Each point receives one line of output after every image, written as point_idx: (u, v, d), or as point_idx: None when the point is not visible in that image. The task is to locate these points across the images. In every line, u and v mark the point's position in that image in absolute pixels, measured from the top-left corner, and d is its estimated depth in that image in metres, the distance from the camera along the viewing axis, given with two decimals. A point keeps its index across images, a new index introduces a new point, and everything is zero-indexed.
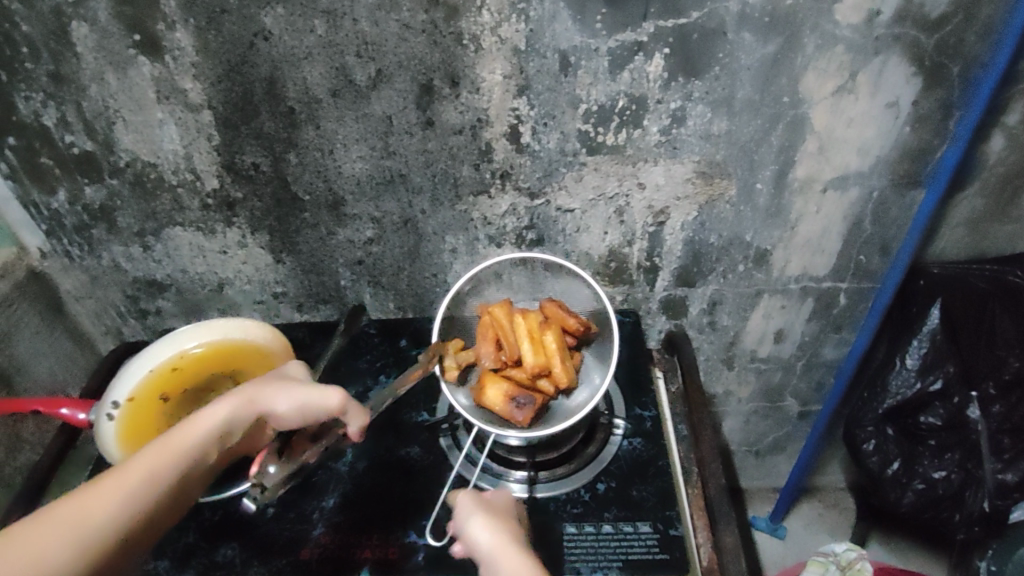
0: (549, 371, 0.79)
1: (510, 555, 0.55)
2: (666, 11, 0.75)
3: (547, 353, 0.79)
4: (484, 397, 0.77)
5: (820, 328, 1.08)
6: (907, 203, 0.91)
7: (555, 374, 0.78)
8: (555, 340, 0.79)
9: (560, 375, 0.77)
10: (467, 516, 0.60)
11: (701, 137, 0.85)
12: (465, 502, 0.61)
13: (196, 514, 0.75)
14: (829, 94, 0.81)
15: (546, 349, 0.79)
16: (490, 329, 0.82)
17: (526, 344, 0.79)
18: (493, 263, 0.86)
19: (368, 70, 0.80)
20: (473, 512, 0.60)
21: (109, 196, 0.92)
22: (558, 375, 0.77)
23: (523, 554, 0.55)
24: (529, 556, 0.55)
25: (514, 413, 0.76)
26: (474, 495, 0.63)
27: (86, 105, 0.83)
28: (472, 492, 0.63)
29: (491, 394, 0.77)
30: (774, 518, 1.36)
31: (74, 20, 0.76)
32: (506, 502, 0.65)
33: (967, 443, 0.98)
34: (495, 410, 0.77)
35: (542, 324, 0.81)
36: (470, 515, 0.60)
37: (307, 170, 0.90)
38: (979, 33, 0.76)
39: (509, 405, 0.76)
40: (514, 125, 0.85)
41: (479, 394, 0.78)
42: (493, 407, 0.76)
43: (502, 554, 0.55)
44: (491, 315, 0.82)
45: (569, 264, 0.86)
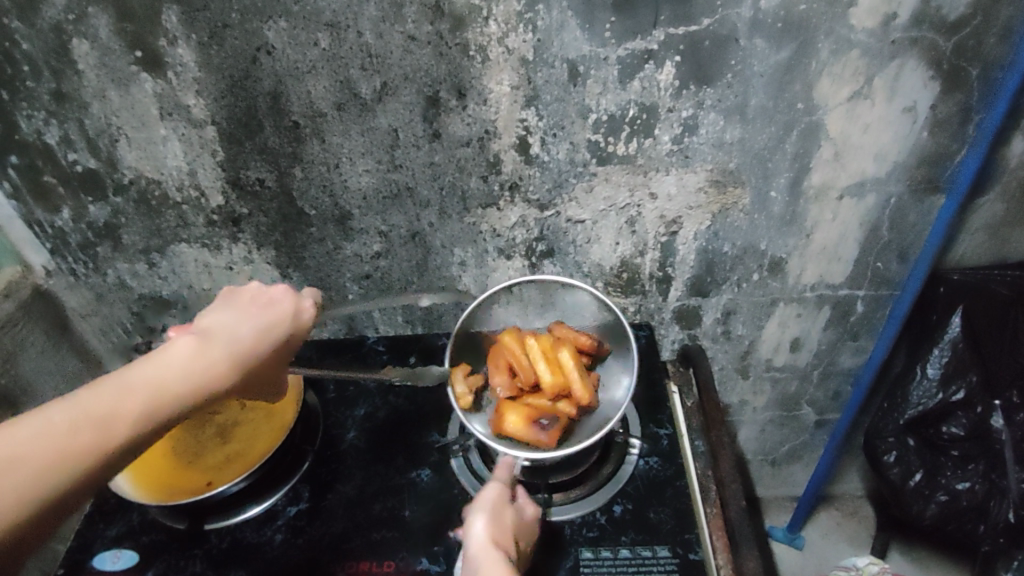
0: (567, 391, 0.77)
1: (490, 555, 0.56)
2: (677, 18, 0.73)
3: (565, 372, 0.77)
4: (502, 422, 0.75)
5: (836, 336, 1.07)
6: (925, 209, 0.89)
7: (575, 394, 0.76)
8: (572, 359, 0.78)
9: (578, 394, 0.76)
10: (478, 511, 0.63)
11: (714, 145, 0.84)
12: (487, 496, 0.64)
13: (203, 541, 0.74)
14: (844, 100, 0.79)
15: (563, 368, 0.78)
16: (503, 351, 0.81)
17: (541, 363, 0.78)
18: (508, 284, 0.85)
19: (373, 82, 0.79)
20: (484, 510, 0.63)
21: (114, 214, 0.91)
22: (578, 393, 0.76)
23: (502, 558, 0.56)
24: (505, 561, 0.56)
25: (535, 438, 0.74)
26: (500, 493, 0.65)
27: (88, 123, 0.82)
28: (501, 488, 0.66)
29: (510, 419, 0.75)
30: (791, 528, 1.34)
31: (75, 38, 0.75)
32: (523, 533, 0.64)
33: (991, 454, 0.95)
34: (517, 437, 0.74)
35: (557, 343, 0.80)
36: (478, 512, 0.62)
37: (313, 184, 0.88)
38: (998, 34, 0.74)
39: (529, 429, 0.74)
40: (522, 136, 0.84)
41: (496, 418, 0.76)
42: (513, 433, 0.75)
43: (483, 556, 0.57)
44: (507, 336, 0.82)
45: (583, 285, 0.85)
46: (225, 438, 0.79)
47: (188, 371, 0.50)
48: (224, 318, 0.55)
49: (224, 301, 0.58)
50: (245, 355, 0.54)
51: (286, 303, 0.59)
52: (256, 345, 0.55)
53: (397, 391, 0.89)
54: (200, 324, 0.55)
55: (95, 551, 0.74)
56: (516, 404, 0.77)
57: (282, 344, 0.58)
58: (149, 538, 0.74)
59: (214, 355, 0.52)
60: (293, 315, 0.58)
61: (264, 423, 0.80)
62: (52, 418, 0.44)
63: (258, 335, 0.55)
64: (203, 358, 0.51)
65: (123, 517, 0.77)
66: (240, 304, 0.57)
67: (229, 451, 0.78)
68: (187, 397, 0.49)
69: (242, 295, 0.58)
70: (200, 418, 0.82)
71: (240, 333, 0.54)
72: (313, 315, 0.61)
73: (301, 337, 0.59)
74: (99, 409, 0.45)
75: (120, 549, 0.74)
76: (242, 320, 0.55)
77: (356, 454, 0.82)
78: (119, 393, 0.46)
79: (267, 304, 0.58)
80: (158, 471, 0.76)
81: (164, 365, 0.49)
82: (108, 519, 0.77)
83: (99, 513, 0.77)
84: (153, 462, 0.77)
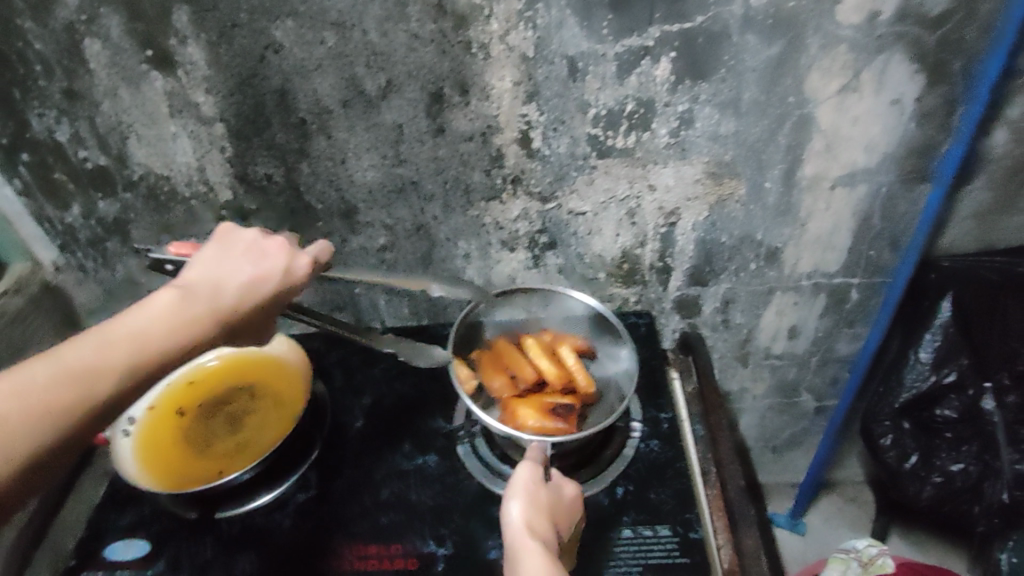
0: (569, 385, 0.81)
1: (531, 549, 0.55)
2: (671, 16, 0.76)
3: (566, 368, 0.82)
4: (518, 414, 0.76)
5: (833, 323, 1.09)
6: (914, 198, 0.92)
7: (579, 385, 0.81)
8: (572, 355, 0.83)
9: (583, 385, 0.80)
10: (513, 495, 0.61)
11: (710, 137, 0.86)
12: (521, 478, 0.63)
13: (214, 528, 0.75)
14: (834, 93, 0.82)
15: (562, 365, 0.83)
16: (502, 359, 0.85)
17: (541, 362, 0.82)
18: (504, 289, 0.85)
19: (378, 80, 0.81)
20: (519, 495, 0.61)
21: (124, 209, 0.93)
22: (582, 384, 0.81)
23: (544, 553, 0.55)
24: (548, 556, 0.55)
25: (555, 426, 0.75)
26: (535, 473, 0.64)
27: (99, 120, 0.84)
28: (535, 468, 0.64)
29: (524, 413, 0.76)
30: (794, 513, 1.36)
31: (87, 37, 0.77)
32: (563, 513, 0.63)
33: (985, 434, 0.98)
34: (534, 423, 0.75)
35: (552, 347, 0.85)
36: (514, 496, 0.61)
37: (320, 179, 0.90)
38: (979, 29, 0.77)
39: (546, 419, 0.75)
40: (524, 131, 0.86)
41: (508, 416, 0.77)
42: (531, 425, 0.75)
43: (524, 547, 0.56)
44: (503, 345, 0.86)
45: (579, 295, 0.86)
46: (234, 427, 0.80)
47: (171, 325, 0.52)
48: (209, 272, 0.57)
49: (207, 252, 0.59)
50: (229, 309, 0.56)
51: (277, 258, 0.60)
52: (239, 301, 0.57)
53: (404, 379, 0.91)
54: (185, 276, 0.57)
55: (108, 540, 0.75)
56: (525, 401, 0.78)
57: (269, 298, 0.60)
58: (160, 526, 0.75)
59: (196, 309, 0.54)
60: (281, 270, 0.60)
61: (274, 412, 0.81)
62: (38, 369, 0.46)
63: (242, 291, 0.57)
64: (186, 312, 0.53)
65: (135, 506, 0.78)
66: (227, 257, 0.59)
67: (240, 440, 0.79)
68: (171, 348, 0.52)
69: (232, 247, 0.59)
70: (210, 408, 0.83)
71: (223, 288, 0.56)
72: (306, 271, 0.62)
73: (290, 291, 0.61)
74: (84, 362, 0.48)
75: (133, 538, 0.75)
76: (225, 276, 0.57)
77: (364, 442, 0.83)
78: (101, 346, 0.49)
79: (252, 258, 0.59)
80: (170, 460, 0.77)
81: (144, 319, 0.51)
82: (121, 508, 0.78)
83: (112, 502, 0.78)
84: (164, 451, 0.78)
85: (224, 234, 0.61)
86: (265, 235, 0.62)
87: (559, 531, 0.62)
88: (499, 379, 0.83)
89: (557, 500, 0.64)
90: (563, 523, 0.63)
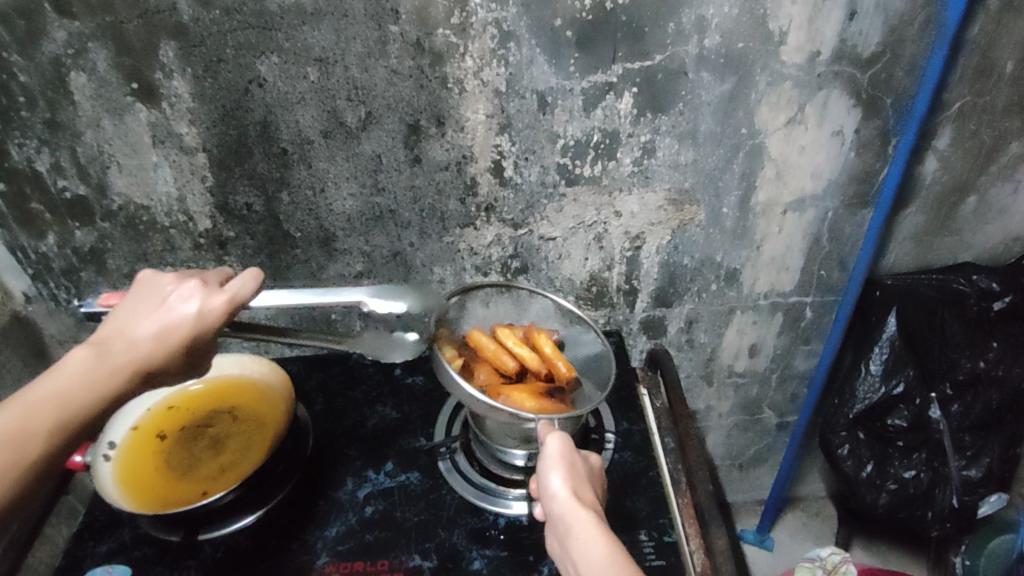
0: (549, 371, 0.84)
1: (584, 520, 0.59)
2: (633, 55, 0.83)
3: (543, 354, 0.85)
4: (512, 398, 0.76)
5: (790, 341, 1.15)
6: (858, 222, 1.00)
7: (560, 371, 0.83)
8: (548, 341, 0.85)
9: (565, 368, 0.83)
10: (552, 469, 0.64)
11: (670, 166, 0.93)
12: (555, 451, 0.66)
13: (198, 551, 0.75)
14: (781, 125, 0.90)
15: (539, 352, 0.85)
16: (479, 351, 0.85)
17: (520, 350, 0.84)
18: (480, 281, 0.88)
19: (358, 112, 0.85)
20: (558, 468, 0.64)
21: (101, 238, 0.94)
22: (563, 369, 0.83)
23: (596, 519, 0.59)
24: (601, 522, 0.59)
25: (550, 406, 0.77)
26: (566, 444, 0.67)
27: (80, 151, 0.86)
28: (565, 439, 0.67)
29: (520, 397, 0.77)
30: (761, 530, 1.40)
31: (73, 70, 0.79)
32: (594, 472, 0.69)
33: (932, 442, 1.07)
34: (528, 406, 0.76)
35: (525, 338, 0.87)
36: (553, 470, 0.64)
37: (299, 209, 0.93)
38: (905, 69, 0.86)
39: (542, 400, 0.77)
40: (497, 160, 0.91)
41: (502, 400, 0.77)
42: (529, 406, 0.76)
43: (576, 519, 0.59)
44: (478, 335, 0.85)
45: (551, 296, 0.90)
46: (217, 449, 0.81)
47: (87, 382, 0.56)
48: (126, 324, 0.60)
49: (126, 303, 0.62)
50: (144, 358, 0.59)
51: (191, 301, 0.61)
52: (155, 347, 0.60)
53: (384, 401, 0.94)
54: (103, 331, 0.60)
55: (87, 568, 0.75)
56: (515, 388, 0.79)
57: (187, 340, 0.61)
58: (141, 552, 0.76)
59: (112, 364, 0.57)
60: (196, 312, 0.61)
61: (257, 434, 0.82)
62: None
63: (155, 338, 0.60)
64: (101, 368, 0.57)
65: (114, 534, 0.78)
66: (143, 308, 0.62)
67: (223, 461, 0.80)
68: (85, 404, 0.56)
69: (149, 295, 0.62)
70: (191, 431, 0.84)
71: (135, 339, 0.59)
72: (221, 309, 0.62)
73: (210, 331, 0.62)
74: (8, 427, 0.51)
75: (112, 565, 0.75)
76: (140, 325, 0.60)
77: (347, 461, 0.85)
78: (24, 411, 0.53)
79: (163, 301, 0.62)
80: (152, 483, 0.77)
81: (62, 379, 0.55)
82: (99, 536, 0.78)
83: (89, 531, 0.78)
84: (146, 473, 0.78)
85: (144, 282, 0.64)
86: (190, 278, 0.64)
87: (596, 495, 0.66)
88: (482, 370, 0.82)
89: (588, 468, 0.68)
90: (598, 487, 0.68)
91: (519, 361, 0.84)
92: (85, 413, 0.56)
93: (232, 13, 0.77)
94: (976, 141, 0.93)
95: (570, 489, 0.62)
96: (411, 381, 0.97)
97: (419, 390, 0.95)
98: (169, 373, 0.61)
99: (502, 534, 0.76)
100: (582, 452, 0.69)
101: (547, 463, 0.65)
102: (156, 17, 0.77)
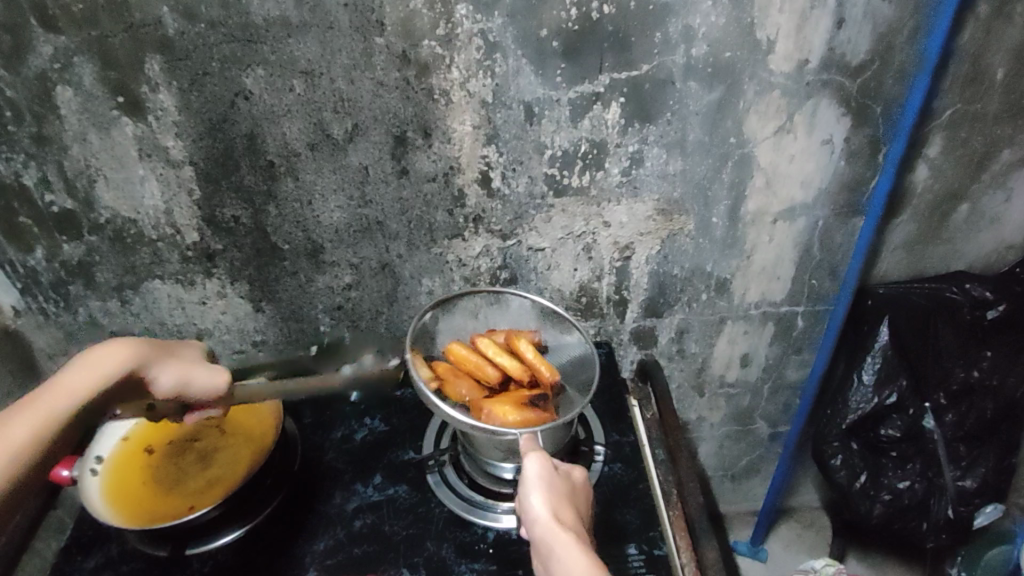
0: (533, 376, 0.82)
1: (566, 545, 0.59)
2: (620, 65, 0.83)
3: (525, 359, 0.83)
4: (494, 413, 0.75)
5: (782, 351, 1.15)
6: (849, 230, 0.99)
7: (543, 374, 0.81)
8: (528, 345, 0.83)
9: (546, 371, 0.81)
10: (533, 491, 0.64)
11: (659, 176, 0.92)
12: (534, 472, 0.65)
13: (185, 566, 0.75)
14: (770, 134, 0.89)
15: (521, 357, 0.83)
16: (460, 363, 0.83)
17: (501, 357, 0.82)
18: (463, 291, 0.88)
19: (344, 124, 0.85)
20: (538, 490, 0.64)
21: (88, 252, 0.94)
22: (545, 372, 0.81)
23: (578, 542, 0.59)
24: (584, 545, 0.59)
25: (533, 416, 0.75)
26: (546, 464, 0.66)
27: (67, 164, 0.86)
28: (545, 459, 0.67)
29: (501, 410, 0.76)
30: (755, 541, 1.39)
31: (59, 85, 0.80)
32: (577, 488, 0.68)
33: (927, 451, 1.06)
34: (510, 418, 0.75)
35: (507, 343, 0.86)
36: (535, 493, 0.63)
37: (287, 221, 0.93)
38: (895, 77, 0.85)
39: (524, 412, 0.76)
40: (484, 171, 0.91)
41: (484, 417, 0.76)
42: (511, 421, 0.75)
43: (559, 543, 0.59)
44: (457, 348, 0.84)
45: (541, 300, 0.90)
46: (205, 463, 0.81)
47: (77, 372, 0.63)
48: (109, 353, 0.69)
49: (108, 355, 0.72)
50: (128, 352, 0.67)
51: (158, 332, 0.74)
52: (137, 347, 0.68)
53: (372, 414, 0.93)
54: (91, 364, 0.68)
55: None
56: (497, 400, 0.78)
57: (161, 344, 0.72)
58: (128, 567, 0.75)
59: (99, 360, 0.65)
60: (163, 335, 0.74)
61: (244, 447, 0.82)
62: None
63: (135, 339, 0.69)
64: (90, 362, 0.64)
65: (101, 548, 0.77)
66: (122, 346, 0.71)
67: (210, 475, 0.79)
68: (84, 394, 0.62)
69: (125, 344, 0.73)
70: (179, 446, 0.83)
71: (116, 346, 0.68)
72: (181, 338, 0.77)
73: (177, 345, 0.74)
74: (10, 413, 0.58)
75: None
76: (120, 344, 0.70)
77: (334, 475, 0.85)
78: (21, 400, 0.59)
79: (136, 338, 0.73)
80: (138, 498, 0.77)
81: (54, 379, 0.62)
82: (86, 551, 0.77)
83: (75, 545, 0.78)
84: (132, 488, 0.78)
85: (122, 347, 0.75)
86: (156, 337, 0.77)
87: (580, 512, 0.66)
88: (464, 385, 0.81)
89: (570, 484, 0.67)
90: (583, 504, 0.68)
91: (501, 370, 0.82)
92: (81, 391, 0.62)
93: (216, 26, 0.77)
94: (967, 148, 0.92)
95: (552, 509, 0.62)
96: (399, 394, 0.96)
97: (407, 402, 0.95)
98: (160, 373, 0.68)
99: (490, 548, 0.76)
100: (563, 468, 0.68)
101: (528, 485, 0.64)
102: (142, 31, 0.77)
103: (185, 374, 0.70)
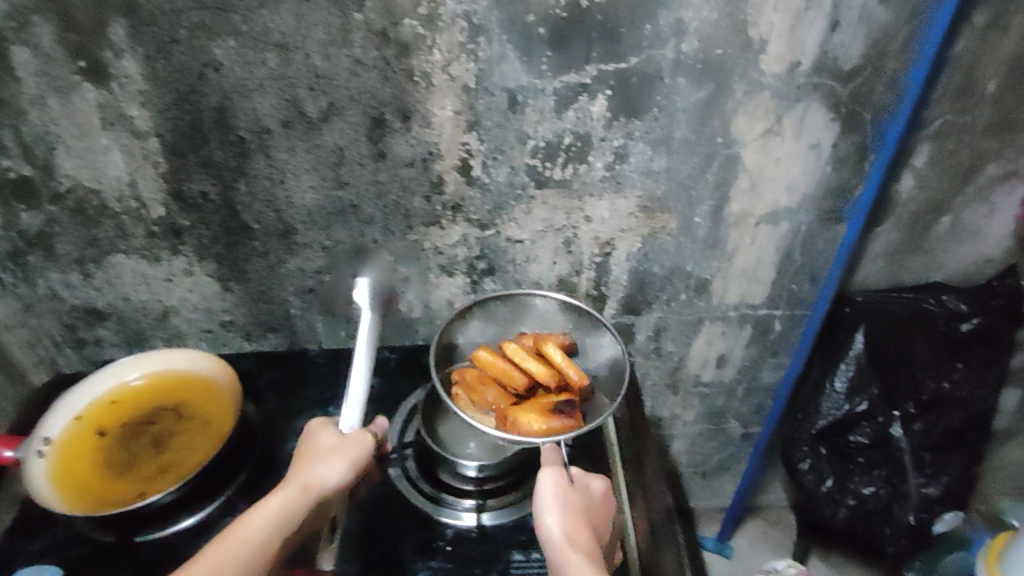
0: (561, 382, 0.81)
1: (576, 567, 0.59)
2: (608, 56, 0.80)
3: (554, 365, 0.83)
4: (521, 420, 0.74)
5: (758, 353, 1.14)
6: (831, 237, 0.99)
7: (572, 380, 0.81)
8: (557, 350, 0.83)
9: (576, 377, 0.81)
10: (547, 509, 0.64)
11: (643, 173, 0.90)
12: (549, 490, 0.65)
13: (134, 553, 0.73)
14: (758, 136, 0.87)
15: (550, 364, 0.83)
16: (487, 369, 0.83)
17: (529, 363, 0.82)
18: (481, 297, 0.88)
19: (319, 102, 0.82)
20: (552, 509, 0.63)
21: (47, 222, 0.90)
22: (575, 379, 0.81)
23: (590, 562, 0.59)
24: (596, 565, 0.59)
25: (561, 422, 0.74)
26: (561, 481, 0.65)
27: (24, 130, 0.81)
28: (559, 474, 0.66)
29: (526, 416, 0.75)
30: (721, 537, 1.41)
31: (15, 45, 0.75)
32: (597, 500, 0.67)
33: (893, 459, 1.07)
34: (536, 424, 0.74)
35: (537, 349, 0.85)
36: (548, 512, 0.63)
37: (257, 200, 0.90)
38: (886, 84, 0.84)
39: (549, 417, 0.75)
40: (464, 159, 0.88)
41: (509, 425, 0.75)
42: (536, 427, 0.74)
43: (571, 566, 0.59)
44: (485, 355, 0.83)
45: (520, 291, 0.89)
46: (159, 448, 0.79)
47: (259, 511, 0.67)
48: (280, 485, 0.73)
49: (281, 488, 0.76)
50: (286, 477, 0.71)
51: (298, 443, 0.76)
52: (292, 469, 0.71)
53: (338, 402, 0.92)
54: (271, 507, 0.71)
55: (16, 567, 0.72)
56: (523, 407, 0.77)
57: (308, 452, 0.73)
58: (74, 552, 0.73)
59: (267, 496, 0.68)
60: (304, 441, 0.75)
61: (201, 433, 0.80)
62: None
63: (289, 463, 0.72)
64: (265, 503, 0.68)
65: (48, 531, 0.75)
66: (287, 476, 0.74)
67: (165, 460, 0.78)
68: (277, 528, 0.66)
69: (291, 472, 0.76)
70: (132, 428, 0.81)
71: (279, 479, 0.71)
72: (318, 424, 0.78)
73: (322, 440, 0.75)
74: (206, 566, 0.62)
75: (42, 565, 0.72)
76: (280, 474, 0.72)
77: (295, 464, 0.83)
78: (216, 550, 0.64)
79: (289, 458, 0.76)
80: (86, 482, 0.75)
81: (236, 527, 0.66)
82: (32, 534, 0.75)
83: (22, 526, 0.76)
84: (81, 471, 0.76)
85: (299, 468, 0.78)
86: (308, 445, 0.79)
87: (596, 526, 0.65)
88: (491, 393, 0.81)
89: (587, 498, 0.67)
90: (602, 516, 0.67)
91: (529, 376, 0.82)
92: (262, 525, 0.65)
93: None
94: (954, 160, 0.91)
95: (567, 529, 0.62)
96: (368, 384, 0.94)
97: (375, 392, 0.93)
98: (331, 469, 0.71)
99: (449, 545, 0.75)
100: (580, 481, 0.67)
101: (542, 504, 0.64)
102: None
103: (342, 461, 0.72)
